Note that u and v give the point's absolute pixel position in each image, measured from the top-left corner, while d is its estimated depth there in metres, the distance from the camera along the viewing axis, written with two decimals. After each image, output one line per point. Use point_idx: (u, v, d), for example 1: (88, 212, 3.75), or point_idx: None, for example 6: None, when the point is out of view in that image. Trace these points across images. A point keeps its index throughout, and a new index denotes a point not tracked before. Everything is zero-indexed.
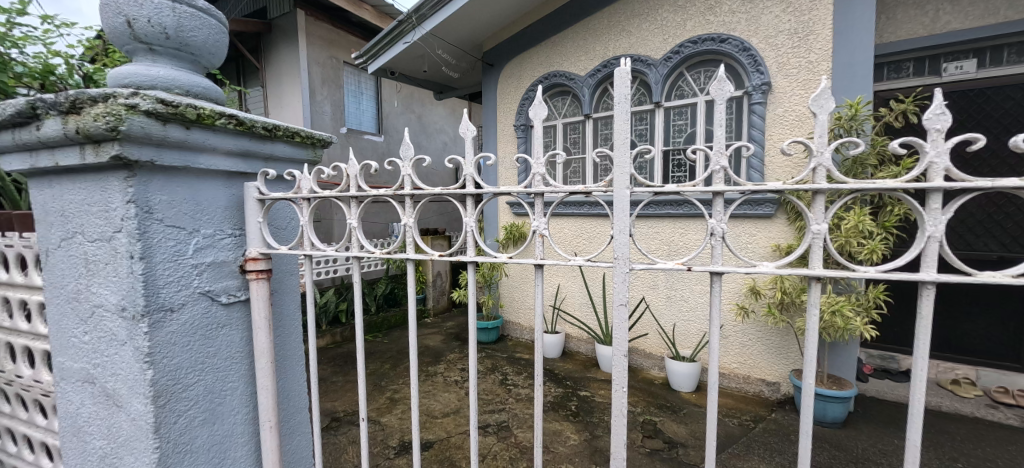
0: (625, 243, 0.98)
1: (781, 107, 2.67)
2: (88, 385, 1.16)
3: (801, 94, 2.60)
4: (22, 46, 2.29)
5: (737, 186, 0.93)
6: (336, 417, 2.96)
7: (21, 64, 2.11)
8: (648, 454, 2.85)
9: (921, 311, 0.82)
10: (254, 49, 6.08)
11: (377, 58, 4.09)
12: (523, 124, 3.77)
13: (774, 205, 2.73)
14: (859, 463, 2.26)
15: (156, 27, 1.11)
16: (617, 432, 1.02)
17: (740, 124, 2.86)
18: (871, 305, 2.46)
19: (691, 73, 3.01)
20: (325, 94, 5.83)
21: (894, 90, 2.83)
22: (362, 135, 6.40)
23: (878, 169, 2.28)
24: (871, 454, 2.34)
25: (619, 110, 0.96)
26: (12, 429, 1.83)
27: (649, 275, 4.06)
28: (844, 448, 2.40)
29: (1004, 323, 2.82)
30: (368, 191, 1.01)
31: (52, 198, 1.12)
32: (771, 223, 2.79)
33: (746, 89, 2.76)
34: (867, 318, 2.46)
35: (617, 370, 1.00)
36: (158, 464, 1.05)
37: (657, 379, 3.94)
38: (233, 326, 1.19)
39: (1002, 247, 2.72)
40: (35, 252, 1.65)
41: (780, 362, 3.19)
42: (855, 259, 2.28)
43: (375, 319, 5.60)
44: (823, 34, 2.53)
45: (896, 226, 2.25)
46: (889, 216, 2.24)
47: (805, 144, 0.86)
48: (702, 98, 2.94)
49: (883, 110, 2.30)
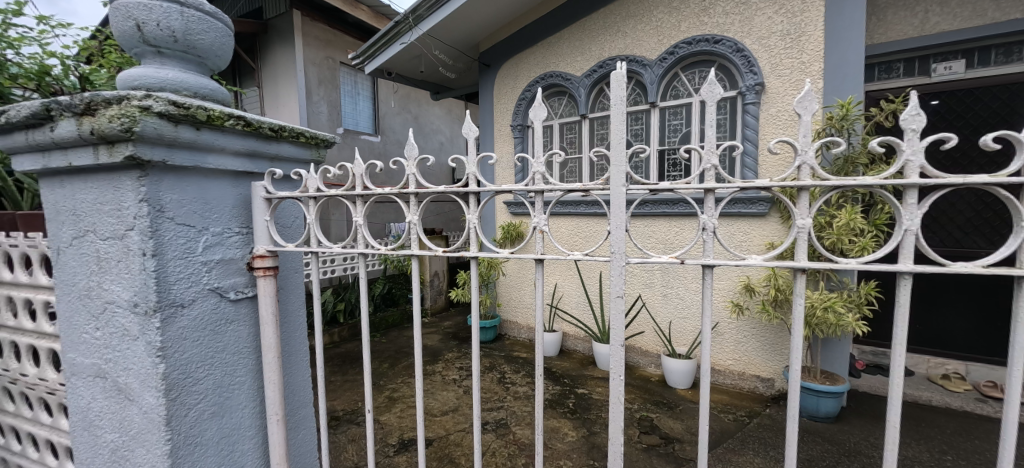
0: (619, 239, 1.02)
1: (774, 106, 2.73)
2: (99, 379, 1.19)
3: (794, 94, 2.65)
4: (19, 46, 2.31)
5: (727, 183, 0.97)
6: (336, 416, 2.98)
7: (16, 65, 2.13)
8: (645, 450, 2.89)
9: (899, 300, 0.86)
10: (250, 49, 6.08)
11: (374, 58, 4.12)
12: (519, 124, 3.81)
13: (767, 204, 2.79)
14: (850, 457, 2.32)
15: (165, 30, 1.14)
16: (615, 423, 1.06)
17: (733, 124, 2.91)
18: (863, 301, 2.51)
19: (686, 74, 3.06)
20: (322, 94, 5.85)
21: (885, 90, 2.90)
22: (359, 136, 6.42)
23: (869, 167, 2.34)
24: (863, 448, 2.40)
25: (615, 112, 1.00)
26: (17, 427, 1.85)
27: (645, 274, 4.11)
28: (836, 442, 2.46)
29: (991, 318, 2.89)
30: (374, 190, 1.04)
31: (64, 197, 1.15)
32: (763, 222, 2.84)
33: (740, 89, 2.82)
34: (859, 314, 2.51)
35: (614, 361, 1.04)
36: (170, 455, 1.09)
37: (653, 376, 3.99)
38: (240, 322, 1.22)
39: (990, 244, 2.78)
40: (41, 251, 1.67)
41: (773, 357, 3.25)
42: (844, 255, 2.34)
43: (372, 320, 5.63)
44: (815, 35, 2.58)
45: (886, 224, 2.30)
46: (879, 214, 2.29)
47: (790, 143, 0.91)
48: (696, 98, 2.99)
49: (873, 110, 2.35)
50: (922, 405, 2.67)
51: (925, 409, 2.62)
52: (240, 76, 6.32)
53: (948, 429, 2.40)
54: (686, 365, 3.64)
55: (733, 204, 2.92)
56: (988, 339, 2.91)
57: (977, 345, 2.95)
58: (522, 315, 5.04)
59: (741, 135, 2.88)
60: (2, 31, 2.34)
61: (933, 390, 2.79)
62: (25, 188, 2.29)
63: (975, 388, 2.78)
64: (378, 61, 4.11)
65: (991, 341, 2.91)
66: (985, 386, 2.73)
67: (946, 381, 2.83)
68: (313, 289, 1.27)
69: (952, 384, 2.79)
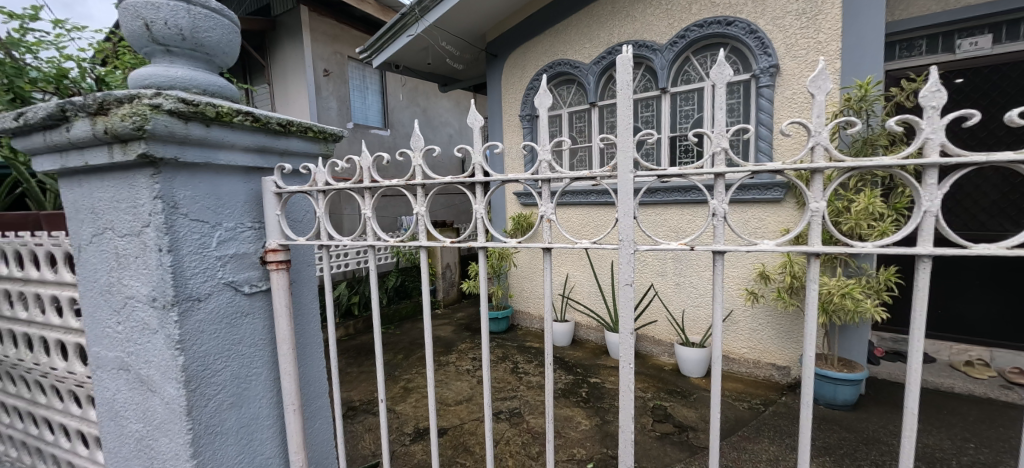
0: (626, 228, 1.02)
1: (789, 89, 2.66)
2: (122, 371, 1.22)
3: (810, 75, 2.59)
4: (37, 51, 2.35)
5: (738, 167, 0.95)
6: (353, 406, 3.04)
7: (35, 69, 2.17)
8: (658, 438, 2.89)
9: (918, 284, 0.84)
10: (259, 46, 6.12)
11: (381, 51, 4.12)
12: (528, 114, 3.79)
13: (783, 189, 2.74)
14: (868, 445, 2.29)
15: (173, 28, 1.16)
16: (626, 412, 1.06)
17: (747, 107, 2.85)
18: (882, 287, 2.46)
19: (697, 58, 3.00)
20: (331, 89, 5.88)
21: (906, 69, 2.81)
22: (369, 130, 6.45)
23: (888, 149, 2.27)
24: (882, 436, 2.37)
25: (622, 98, 0.98)
26: (49, 419, 1.92)
27: (657, 262, 4.08)
28: (854, 430, 2.43)
29: (1017, 303, 2.81)
30: (382, 182, 1.04)
31: (82, 196, 1.18)
32: (779, 208, 2.79)
33: (753, 72, 2.75)
34: (878, 300, 2.46)
35: (624, 350, 1.03)
36: (192, 444, 1.12)
37: (667, 365, 3.98)
38: (256, 314, 1.24)
39: (1016, 226, 2.70)
40: (64, 250, 1.72)
41: (789, 345, 3.21)
42: (862, 239, 2.29)
43: (386, 312, 5.70)
44: (832, 14, 2.50)
45: (906, 208, 2.24)
46: (899, 198, 2.23)
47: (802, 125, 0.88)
48: (708, 82, 2.93)
49: (893, 90, 2.27)
50: (944, 392, 2.62)
51: (947, 396, 2.57)
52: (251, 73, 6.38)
53: (970, 417, 2.35)
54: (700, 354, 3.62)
55: (747, 191, 2.87)
56: (1013, 324, 2.84)
57: (1002, 330, 2.87)
58: (534, 306, 5.06)
59: (754, 119, 2.82)
60: (20, 37, 2.39)
61: (956, 377, 2.73)
62: (48, 188, 2.35)
63: (999, 374, 2.71)
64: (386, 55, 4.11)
65: (1016, 326, 2.83)
66: (1010, 373, 2.66)
67: (969, 367, 2.77)
68: (326, 282, 1.28)
69: (975, 371, 2.72)
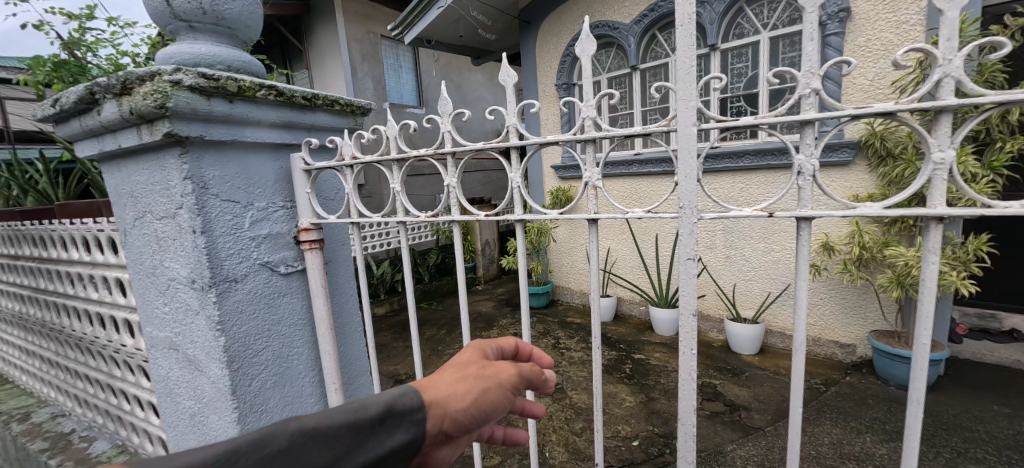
0: (686, 195, 0.90)
1: (862, 36, 2.36)
2: (172, 351, 1.25)
3: (889, 18, 2.27)
4: (96, 50, 2.45)
5: (834, 110, 0.79)
6: (398, 380, 3.11)
7: (96, 67, 2.25)
8: (709, 417, 2.78)
9: None
10: (295, 30, 6.18)
11: (412, 27, 4.03)
12: (565, 83, 3.62)
13: (853, 150, 2.47)
14: (949, 430, 2.09)
15: (193, 2, 1.11)
16: (687, 399, 0.95)
17: (811, 60, 2.57)
18: (971, 259, 2.17)
19: (752, 8, 2.71)
20: (366, 69, 5.87)
21: (1007, 4, 2.42)
22: (405, 108, 6.43)
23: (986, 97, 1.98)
24: (965, 421, 2.15)
25: (684, 38, 0.86)
26: (124, 391, 2.05)
27: (705, 235, 3.87)
28: (931, 413, 2.22)
29: None
30: (409, 152, 0.97)
31: (122, 181, 1.18)
32: (847, 171, 2.53)
33: (819, 19, 2.46)
34: (965, 272, 2.19)
35: (685, 330, 0.94)
36: (239, 422, 1.13)
37: (716, 341, 3.81)
38: (294, 295, 1.23)
39: None
40: None
41: (858, 323, 2.96)
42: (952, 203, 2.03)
43: (428, 288, 5.80)
44: None
45: (1005, 166, 1.96)
46: (996, 155, 1.95)
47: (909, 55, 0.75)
48: (765, 35, 2.66)
49: (994, 28, 1.95)
50: None
51: None
52: (290, 58, 6.48)
53: None
54: (753, 330, 3.42)
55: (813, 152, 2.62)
56: None
57: None
58: (575, 281, 4.97)
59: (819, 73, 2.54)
60: (81, 37, 2.49)
61: None
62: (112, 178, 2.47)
63: None
64: (416, 31, 4.05)
65: None
66: None
67: None
68: (359, 260, 1.24)
69: None
